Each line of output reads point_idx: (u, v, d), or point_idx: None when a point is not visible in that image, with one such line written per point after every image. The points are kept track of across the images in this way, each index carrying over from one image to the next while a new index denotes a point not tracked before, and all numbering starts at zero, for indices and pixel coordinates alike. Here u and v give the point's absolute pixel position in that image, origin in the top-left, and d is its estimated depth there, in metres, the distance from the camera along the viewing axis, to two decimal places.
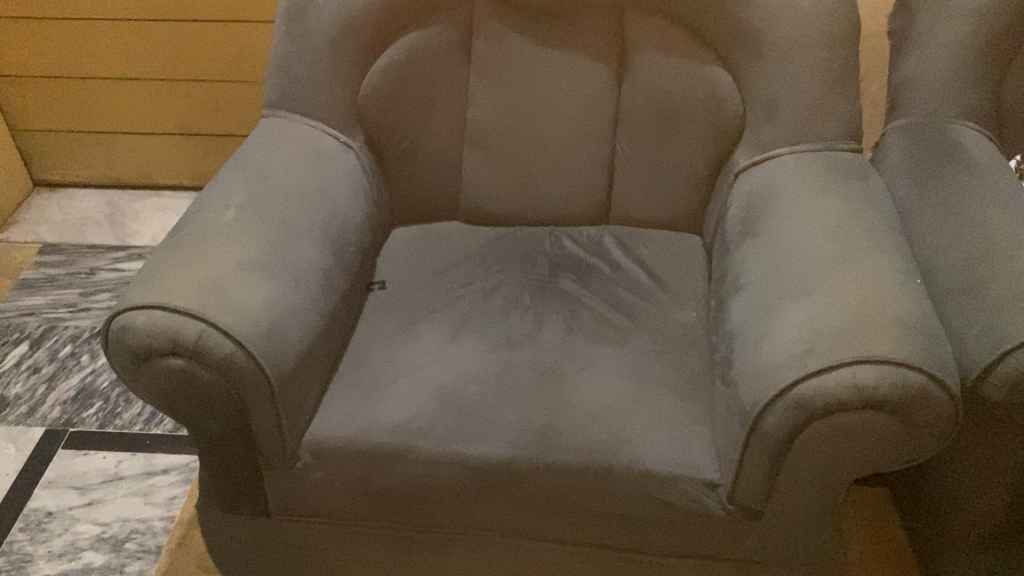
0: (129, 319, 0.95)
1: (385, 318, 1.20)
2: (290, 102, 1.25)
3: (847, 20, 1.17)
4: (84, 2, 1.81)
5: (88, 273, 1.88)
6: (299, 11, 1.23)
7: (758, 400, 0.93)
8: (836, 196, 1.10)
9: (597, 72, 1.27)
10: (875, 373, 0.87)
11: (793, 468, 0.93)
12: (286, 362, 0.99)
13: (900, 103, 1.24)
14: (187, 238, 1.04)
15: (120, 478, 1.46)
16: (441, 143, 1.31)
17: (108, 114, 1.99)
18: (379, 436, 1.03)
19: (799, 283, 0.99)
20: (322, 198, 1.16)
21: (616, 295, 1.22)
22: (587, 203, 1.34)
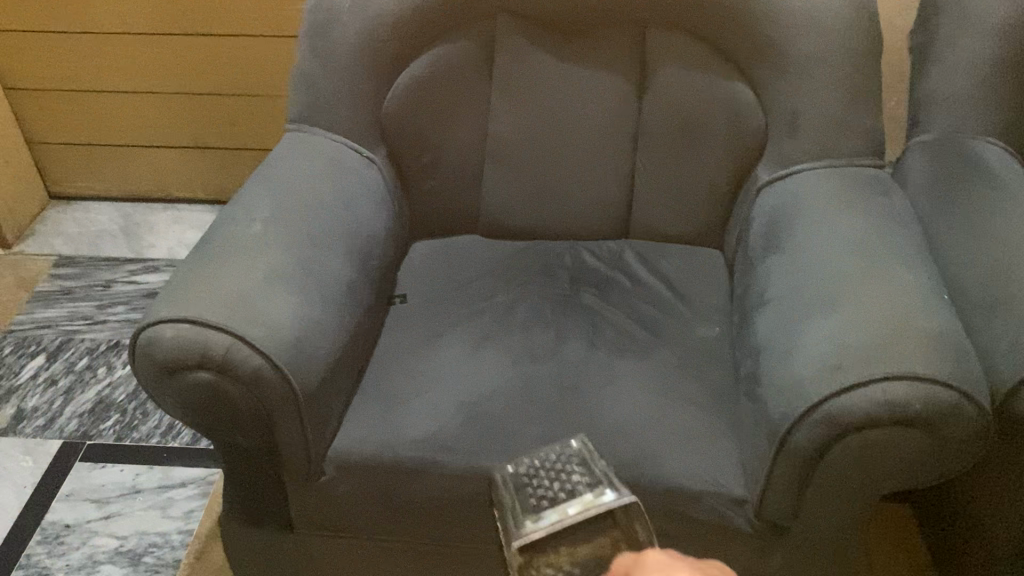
0: (157, 332, 0.95)
1: (407, 331, 1.20)
2: (313, 116, 1.26)
3: (869, 37, 1.18)
4: (102, 17, 1.82)
5: (103, 285, 1.88)
6: (323, 26, 1.23)
7: (786, 416, 0.92)
8: (860, 212, 1.11)
9: (619, 87, 1.27)
10: (905, 390, 0.87)
11: (822, 485, 0.93)
12: (312, 376, 0.99)
13: (922, 119, 1.24)
14: (214, 252, 1.04)
15: (137, 491, 1.45)
16: (463, 158, 1.31)
17: (124, 128, 2.00)
18: (403, 451, 1.03)
19: (826, 299, 0.99)
20: (346, 212, 1.17)
21: (637, 309, 1.22)
22: (608, 218, 1.34)
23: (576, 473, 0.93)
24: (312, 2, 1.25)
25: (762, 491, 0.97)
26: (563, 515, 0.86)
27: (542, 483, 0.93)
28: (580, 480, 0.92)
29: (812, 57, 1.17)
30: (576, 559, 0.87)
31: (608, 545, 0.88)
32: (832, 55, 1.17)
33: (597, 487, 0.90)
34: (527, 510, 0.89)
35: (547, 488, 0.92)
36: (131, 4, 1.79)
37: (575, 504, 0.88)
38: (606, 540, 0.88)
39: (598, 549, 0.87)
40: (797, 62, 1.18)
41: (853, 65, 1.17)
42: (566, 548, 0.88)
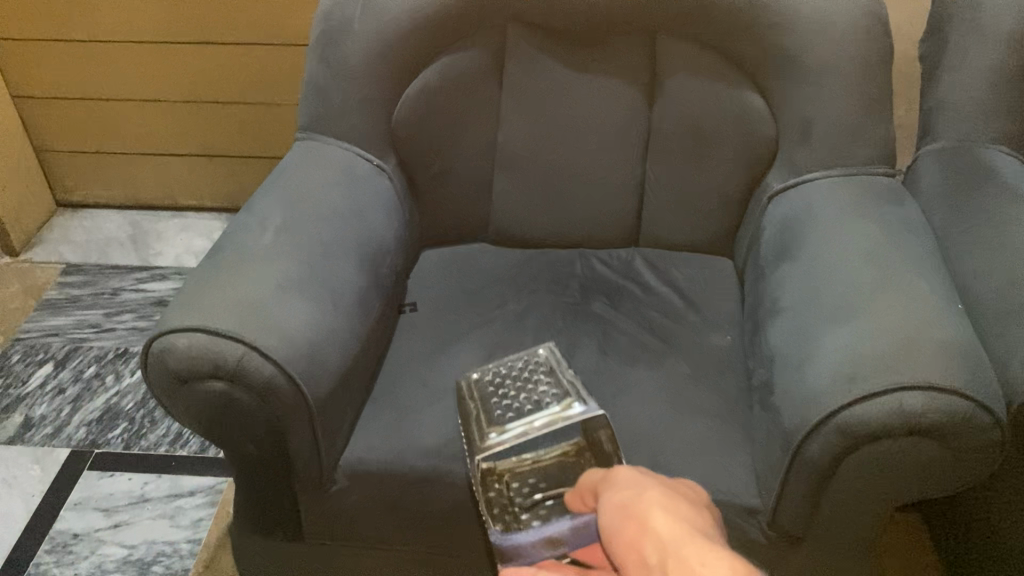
0: (170, 341, 0.95)
1: (418, 340, 1.20)
2: (324, 124, 1.26)
3: (881, 46, 1.18)
4: (111, 25, 1.82)
5: (111, 293, 1.88)
6: (334, 35, 1.23)
7: (801, 425, 0.92)
8: (873, 221, 1.10)
9: (629, 96, 1.27)
10: (921, 400, 0.87)
11: (836, 495, 0.93)
12: (324, 385, 0.99)
13: (934, 128, 1.24)
14: (226, 260, 1.04)
15: (146, 499, 1.45)
16: (473, 166, 1.31)
17: (132, 136, 2.00)
18: (415, 460, 1.03)
19: (840, 308, 0.99)
20: (357, 221, 1.17)
21: (649, 318, 1.22)
22: (618, 226, 1.34)
23: (544, 386, 1.03)
24: (323, 11, 1.25)
25: (776, 500, 0.96)
26: (529, 427, 0.96)
27: (511, 395, 1.03)
28: (547, 393, 1.01)
29: (823, 65, 1.17)
30: (540, 468, 1.01)
31: (572, 452, 1.01)
32: (844, 64, 1.17)
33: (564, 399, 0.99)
34: (498, 422, 0.99)
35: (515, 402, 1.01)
36: (140, 13, 1.79)
37: (543, 415, 0.97)
38: (570, 448, 1.02)
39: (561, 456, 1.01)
40: (809, 71, 1.18)
41: (864, 73, 1.17)
42: (529, 457, 1.02)
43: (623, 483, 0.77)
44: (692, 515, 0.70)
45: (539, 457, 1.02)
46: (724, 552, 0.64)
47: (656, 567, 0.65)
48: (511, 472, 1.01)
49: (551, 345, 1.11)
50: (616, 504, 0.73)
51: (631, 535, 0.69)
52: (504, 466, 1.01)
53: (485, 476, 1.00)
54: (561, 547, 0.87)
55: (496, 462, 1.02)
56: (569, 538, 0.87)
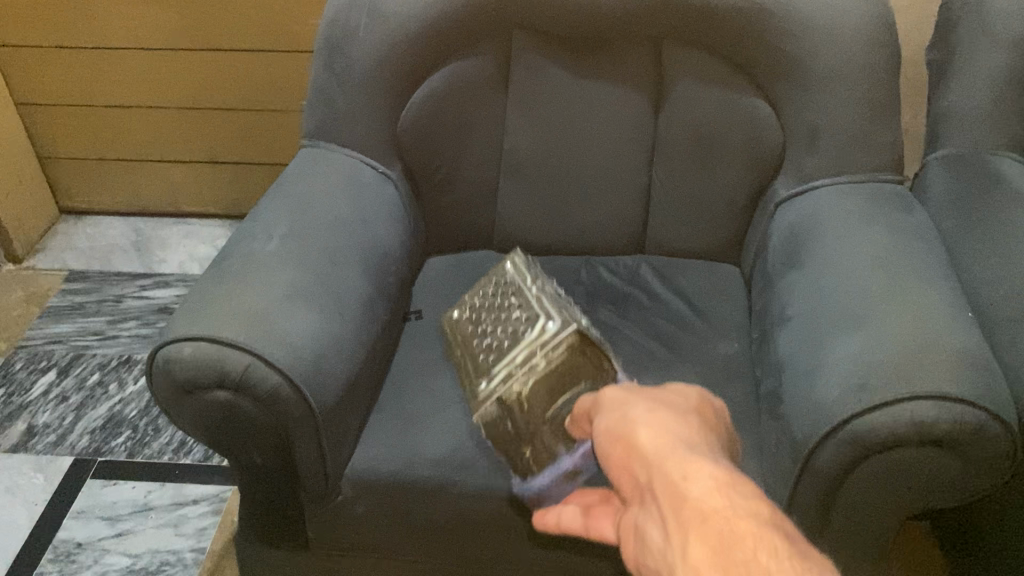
0: (175, 351, 0.94)
1: (424, 348, 1.19)
2: (329, 132, 1.26)
3: (889, 52, 1.17)
4: (115, 32, 1.82)
5: (114, 300, 1.88)
6: (339, 42, 1.23)
7: (811, 435, 0.91)
8: (881, 228, 1.10)
9: (635, 103, 1.27)
10: (933, 410, 0.86)
11: (846, 505, 0.92)
12: (330, 395, 0.98)
13: (942, 134, 1.24)
14: (232, 269, 1.03)
15: (149, 508, 1.44)
16: (478, 173, 1.31)
17: (136, 142, 2.00)
18: (422, 470, 1.02)
19: (849, 316, 0.98)
20: (363, 229, 1.16)
21: (656, 326, 1.22)
22: (624, 233, 1.33)
23: (516, 313, 1.08)
24: (328, 18, 1.25)
25: (786, 509, 0.95)
26: (510, 365, 1.02)
27: (490, 331, 1.09)
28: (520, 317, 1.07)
29: (831, 72, 1.17)
30: (552, 369, 0.98)
31: (573, 346, 1.00)
32: (851, 71, 1.16)
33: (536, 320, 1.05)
34: (484, 368, 1.06)
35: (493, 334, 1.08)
36: (144, 20, 1.79)
37: (519, 349, 1.03)
38: (571, 342, 1.00)
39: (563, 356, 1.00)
40: (817, 77, 1.17)
41: (872, 80, 1.17)
42: (541, 364, 0.99)
43: (615, 405, 0.74)
44: (681, 426, 0.66)
45: (547, 359, 0.99)
46: (712, 461, 0.60)
47: (646, 486, 0.62)
48: (527, 386, 0.99)
49: (514, 253, 1.18)
50: (609, 427, 0.71)
51: (623, 457, 0.66)
52: (516, 388, 0.99)
53: (508, 403, 0.99)
54: (581, 475, 0.96)
55: (510, 388, 0.99)
56: (583, 467, 0.96)
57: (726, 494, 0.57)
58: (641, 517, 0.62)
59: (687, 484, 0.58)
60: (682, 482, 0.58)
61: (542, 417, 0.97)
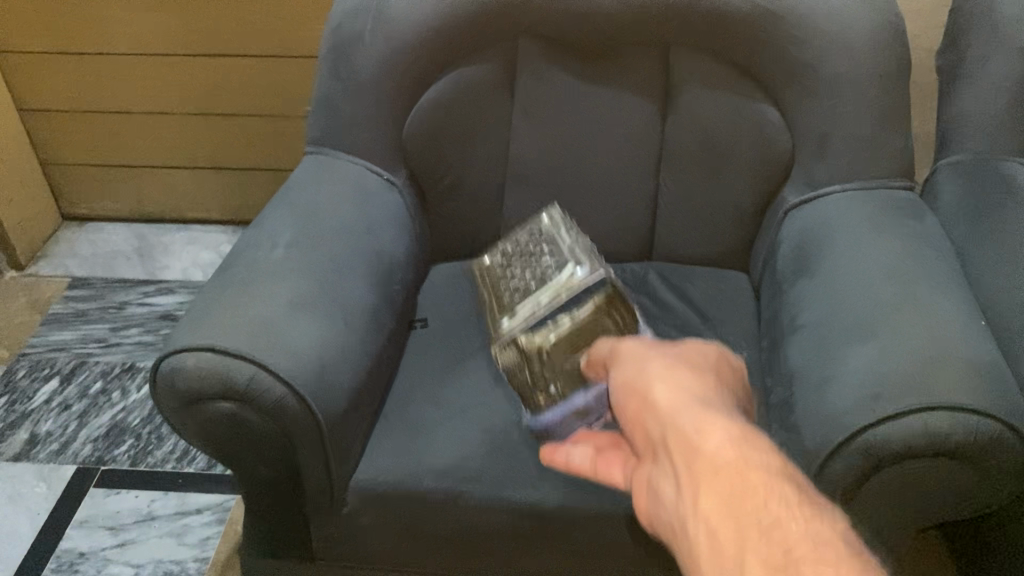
0: (179, 361, 0.93)
1: (430, 357, 1.18)
2: (334, 138, 1.25)
3: (899, 57, 1.16)
4: (118, 37, 1.81)
5: (118, 307, 1.87)
6: (344, 49, 1.22)
7: (823, 446, 0.90)
8: (892, 236, 1.08)
9: (643, 109, 1.26)
10: (947, 420, 0.85)
11: (859, 517, 0.90)
12: (335, 405, 0.97)
13: (953, 141, 1.23)
14: (236, 278, 1.02)
15: (153, 517, 1.43)
16: (484, 180, 1.30)
17: (139, 149, 1.99)
18: (428, 481, 1.01)
19: (861, 325, 0.97)
20: (368, 236, 1.15)
21: (664, 334, 1.20)
22: (631, 240, 1.32)
23: (547, 259, 1.15)
24: (332, 24, 1.24)
25: None
26: (535, 308, 1.08)
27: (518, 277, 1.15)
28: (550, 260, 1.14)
29: (840, 78, 1.16)
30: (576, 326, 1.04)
31: (603, 302, 1.05)
32: (861, 76, 1.15)
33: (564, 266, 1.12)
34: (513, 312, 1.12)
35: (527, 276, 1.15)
36: (147, 26, 1.78)
37: (547, 292, 1.09)
38: (603, 299, 1.05)
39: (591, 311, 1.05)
40: (826, 83, 1.16)
41: (882, 85, 1.16)
42: (568, 318, 1.05)
43: (631, 359, 0.73)
44: (695, 379, 0.66)
45: (574, 317, 1.04)
46: (725, 416, 0.61)
47: (659, 440, 0.62)
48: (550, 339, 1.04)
49: (553, 208, 1.24)
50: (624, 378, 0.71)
51: (638, 412, 0.66)
52: (539, 339, 1.05)
53: (528, 351, 1.05)
54: (590, 416, 1.00)
55: (533, 338, 1.05)
56: (593, 407, 0.99)
57: (743, 451, 0.57)
58: (656, 473, 0.63)
59: (703, 436, 0.58)
60: (697, 437, 0.59)
61: (562, 366, 1.02)
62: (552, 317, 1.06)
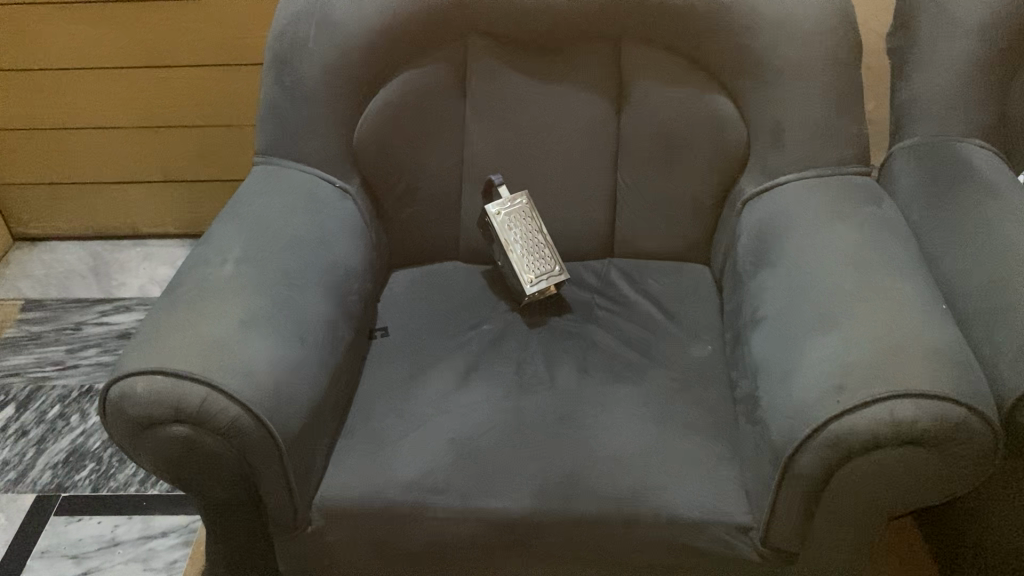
0: (128, 386, 0.90)
1: (392, 367, 1.15)
2: (282, 147, 1.22)
3: (848, 42, 1.16)
4: (62, 51, 1.76)
5: (73, 328, 1.82)
6: (288, 55, 1.19)
7: (790, 439, 0.89)
8: (850, 222, 1.08)
9: (596, 105, 1.25)
10: (911, 408, 0.84)
11: (830, 508, 0.90)
12: (293, 424, 0.94)
13: (907, 124, 1.23)
14: (186, 297, 0.99)
15: (117, 544, 1.39)
16: (439, 184, 1.27)
17: (88, 165, 1.94)
18: (393, 495, 0.99)
19: (824, 314, 0.96)
20: (322, 247, 1.13)
21: (627, 332, 1.19)
22: (592, 238, 1.31)
23: (524, 260, 1.21)
24: (275, 30, 1.20)
25: (768, 516, 0.93)
26: (509, 238, 1.21)
27: (522, 246, 1.21)
28: (530, 268, 1.20)
29: (791, 67, 1.15)
30: (508, 229, 1.21)
31: (505, 228, 1.21)
32: (811, 63, 1.15)
33: (522, 283, 1.20)
34: (506, 242, 1.21)
35: (528, 245, 1.21)
36: (91, 39, 1.74)
37: (514, 249, 1.21)
38: (506, 228, 1.21)
39: (509, 229, 1.21)
40: (777, 72, 1.15)
41: (834, 72, 1.15)
42: (511, 236, 1.21)
43: None
44: None
45: (507, 234, 1.21)
46: None
47: None
48: (505, 228, 1.21)
49: (543, 283, 1.20)
50: None
51: None
52: (504, 227, 1.21)
53: (495, 223, 1.21)
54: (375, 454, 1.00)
55: (501, 225, 1.21)
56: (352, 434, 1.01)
57: None
58: None
59: None
60: None
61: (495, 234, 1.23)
62: (507, 237, 1.21)
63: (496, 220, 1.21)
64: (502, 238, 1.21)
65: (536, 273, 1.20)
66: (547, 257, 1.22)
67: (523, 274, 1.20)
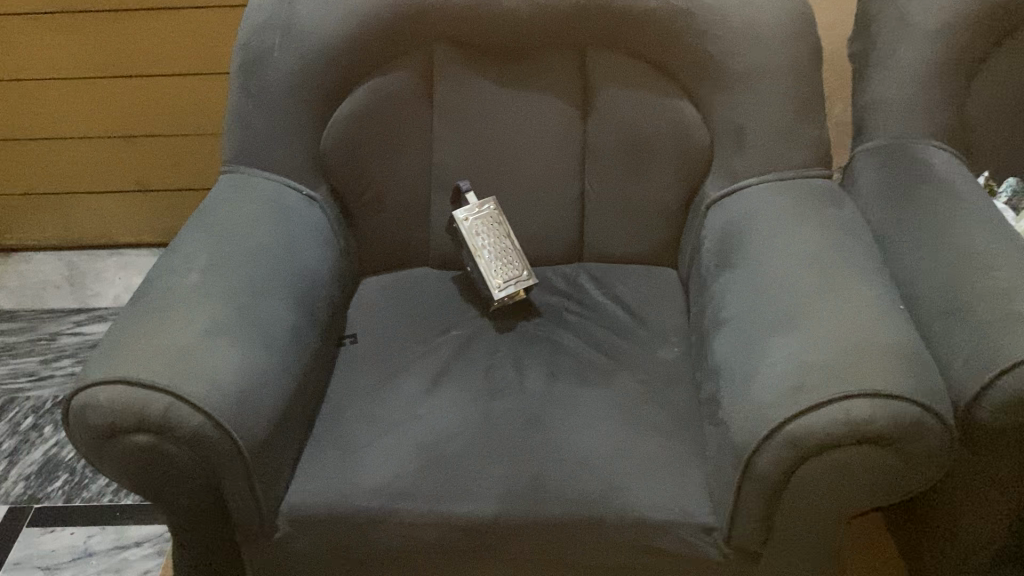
0: (92, 395, 0.90)
1: (360, 373, 1.16)
2: (249, 155, 1.22)
3: (808, 46, 1.17)
4: (34, 61, 1.76)
5: (48, 338, 1.82)
6: (254, 64, 1.19)
7: (750, 440, 0.90)
8: (812, 224, 1.09)
9: (562, 111, 1.26)
10: (867, 408, 0.85)
11: (791, 508, 0.90)
12: (257, 432, 0.95)
13: (868, 126, 1.25)
14: (150, 306, 0.99)
15: (90, 554, 1.39)
16: (408, 190, 1.28)
17: (62, 176, 1.94)
18: (360, 501, 0.99)
19: (783, 316, 0.97)
20: (289, 255, 1.13)
21: (595, 336, 1.20)
22: (561, 243, 1.31)
23: (491, 264, 1.21)
24: (241, 39, 1.21)
25: (731, 517, 0.94)
26: (476, 243, 1.22)
27: (489, 251, 1.22)
28: (499, 273, 1.21)
29: (752, 71, 1.16)
30: (475, 233, 1.22)
31: (471, 232, 1.22)
32: (772, 67, 1.16)
33: (490, 288, 1.20)
34: (472, 247, 1.22)
35: (496, 250, 1.22)
36: (63, 48, 1.74)
37: (482, 253, 1.22)
38: (473, 232, 1.22)
39: (476, 233, 1.22)
40: (739, 76, 1.17)
41: (794, 75, 1.16)
42: (478, 240, 1.22)
43: None
44: None
45: (473, 239, 1.22)
46: None
47: None
48: (472, 233, 1.22)
49: (513, 287, 1.20)
50: None
51: None
52: (470, 231, 1.22)
53: (462, 228, 1.22)
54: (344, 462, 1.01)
55: (468, 230, 1.22)
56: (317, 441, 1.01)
57: None
58: None
59: None
60: None
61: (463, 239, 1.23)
62: (474, 242, 1.22)
63: (464, 226, 1.22)
64: (471, 244, 1.22)
65: (506, 276, 1.21)
66: (515, 263, 1.22)
67: (491, 278, 1.20)
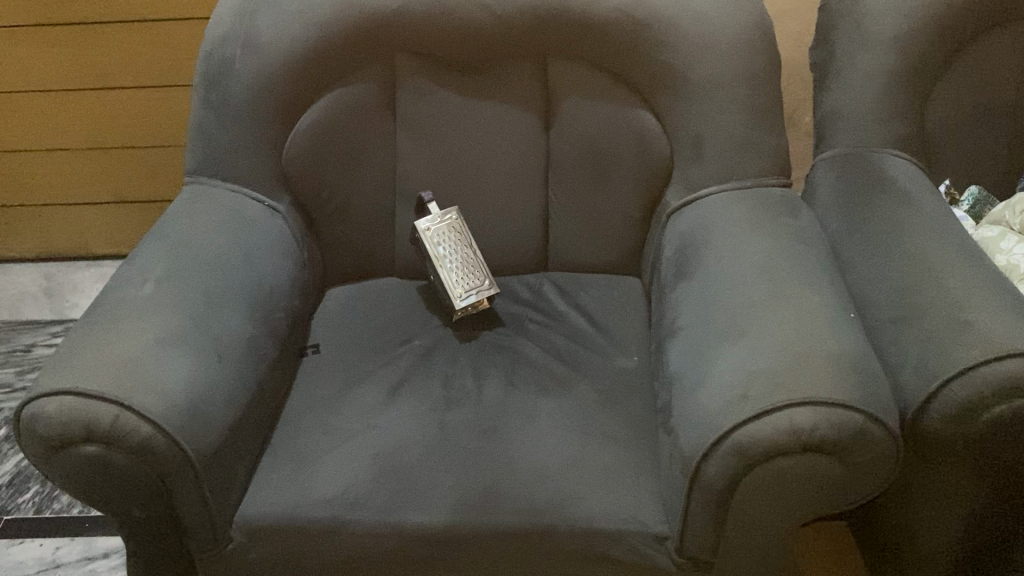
0: (41, 406, 0.90)
1: (320, 383, 1.16)
2: (212, 167, 1.22)
3: (765, 57, 1.18)
4: (12, 73, 1.78)
5: (23, 350, 1.82)
6: (216, 76, 1.20)
7: (697, 449, 0.90)
8: (767, 233, 1.09)
9: (524, 121, 1.26)
10: (810, 416, 0.85)
11: (740, 517, 0.90)
12: (208, 443, 0.95)
13: (829, 136, 1.25)
14: (104, 317, 1.00)
15: (58, 565, 1.39)
16: (371, 201, 1.28)
17: (40, 187, 1.94)
18: (313, 511, 0.99)
19: (733, 325, 0.97)
20: (248, 266, 1.13)
21: (556, 345, 1.20)
22: (525, 252, 1.32)
23: (453, 273, 1.21)
24: (203, 52, 1.22)
25: (682, 526, 0.94)
26: (438, 252, 1.22)
27: (451, 260, 1.22)
28: (460, 282, 1.21)
29: (710, 81, 1.17)
30: (436, 243, 1.22)
31: (433, 242, 1.22)
32: (729, 77, 1.17)
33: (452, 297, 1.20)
34: (434, 257, 1.21)
35: (458, 260, 1.22)
36: (39, 62, 1.75)
37: (444, 263, 1.21)
38: (434, 241, 1.22)
39: (438, 243, 1.22)
40: (697, 86, 1.17)
41: (752, 85, 1.17)
42: (440, 250, 1.22)
43: None
44: None
45: (435, 249, 1.22)
46: None
47: None
48: (434, 243, 1.22)
49: (475, 297, 1.20)
50: None
51: None
52: (432, 241, 1.22)
53: (424, 238, 1.22)
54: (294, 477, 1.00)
55: (429, 239, 1.22)
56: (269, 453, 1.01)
57: None
58: None
59: None
60: None
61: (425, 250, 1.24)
62: (436, 251, 1.22)
63: (425, 235, 1.22)
64: (432, 252, 1.22)
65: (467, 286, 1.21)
66: (476, 273, 1.22)
67: (452, 288, 1.20)
